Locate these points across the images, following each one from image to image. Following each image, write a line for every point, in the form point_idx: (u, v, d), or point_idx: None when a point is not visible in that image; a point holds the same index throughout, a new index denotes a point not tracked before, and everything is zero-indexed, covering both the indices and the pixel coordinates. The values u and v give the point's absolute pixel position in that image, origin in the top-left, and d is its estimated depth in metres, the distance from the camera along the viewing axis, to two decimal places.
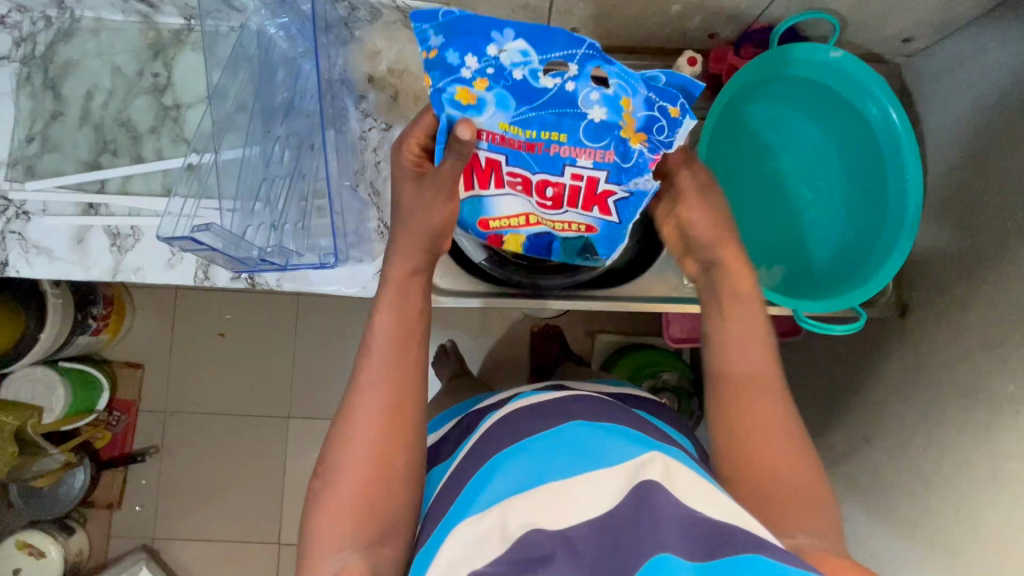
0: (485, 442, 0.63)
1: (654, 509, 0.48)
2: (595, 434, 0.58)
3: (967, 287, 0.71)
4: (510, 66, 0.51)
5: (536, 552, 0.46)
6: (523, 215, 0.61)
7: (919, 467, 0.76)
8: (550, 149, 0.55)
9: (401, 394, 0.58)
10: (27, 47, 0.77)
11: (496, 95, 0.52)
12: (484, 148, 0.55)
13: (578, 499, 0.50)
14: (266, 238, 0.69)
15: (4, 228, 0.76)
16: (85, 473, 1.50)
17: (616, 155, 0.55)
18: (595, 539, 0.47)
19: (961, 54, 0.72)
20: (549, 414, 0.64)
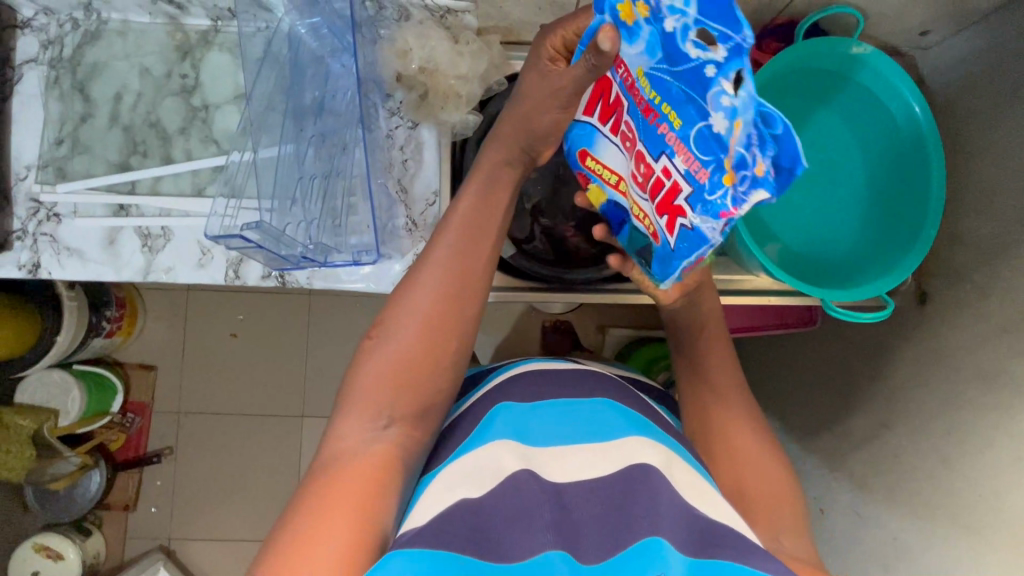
0: (505, 388, 0.64)
1: (655, 495, 0.50)
2: (613, 408, 0.60)
3: (986, 274, 0.73)
4: (666, 10, 0.42)
5: (531, 500, 0.49)
6: (619, 175, 0.56)
7: (939, 451, 0.78)
8: (660, 125, 0.47)
9: (439, 329, 0.55)
10: (54, 49, 0.78)
11: (648, 35, 0.44)
12: (617, 82, 0.52)
13: (582, 463, 0.54)
14: (304, 235, 0.70)
15: (37, 231, 0.77)
16: (101, 476, 1.51)
17: (706, 179, 0.45)
18: (590, 505, 0.51)
19: (977, 47, 0.74)
20: (573, 379, 0.66)
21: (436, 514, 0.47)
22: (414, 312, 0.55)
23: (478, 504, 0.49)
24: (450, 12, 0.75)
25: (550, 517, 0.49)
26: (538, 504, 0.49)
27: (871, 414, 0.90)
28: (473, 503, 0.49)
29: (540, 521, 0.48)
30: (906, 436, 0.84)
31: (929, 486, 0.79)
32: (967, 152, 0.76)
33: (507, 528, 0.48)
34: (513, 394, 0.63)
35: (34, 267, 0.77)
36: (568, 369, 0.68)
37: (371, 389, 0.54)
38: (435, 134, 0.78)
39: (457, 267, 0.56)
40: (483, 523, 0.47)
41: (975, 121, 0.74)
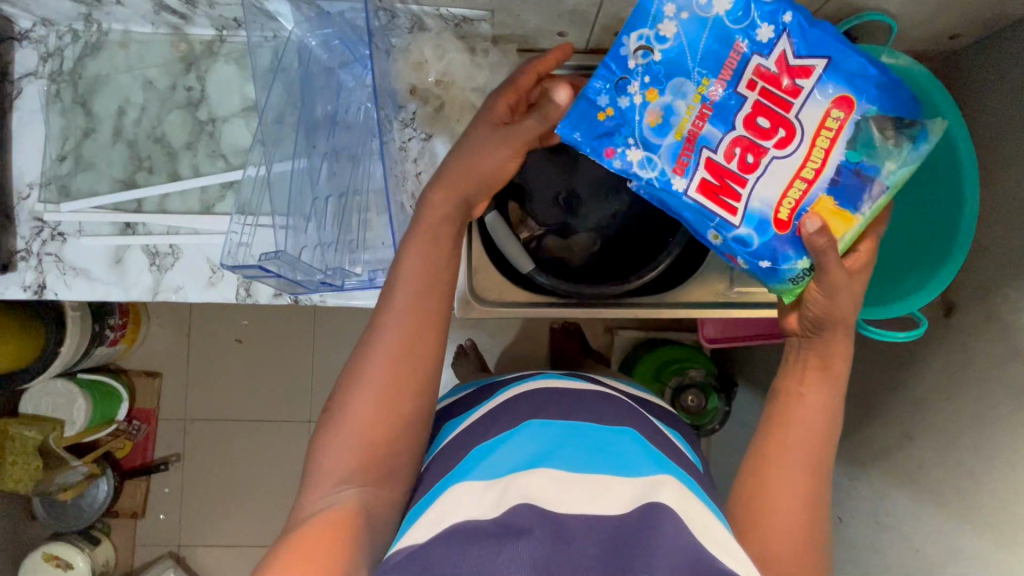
0: (505, 411, 0.64)
1: (654, 536, 0.47)
2: (620, 437, 0.58)
3: (1018, 286, 0.71)
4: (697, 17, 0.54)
5: (521, 528, 0.47)
6: (796, 177, 0.56)
7: (965, 466, 0.76)
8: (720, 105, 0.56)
9: (408, 368, 0.55)
10: (54, 62, 0.75)
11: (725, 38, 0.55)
12: (811, 96, 0.55)
13: (581, 494, 0.51)
14: (318, 258, 0.67)
15: (41, 251, 0.75)
16: (108, 483, 1.49)
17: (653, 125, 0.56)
18: (585, 539, 0.47)
19: (1010, 50, 0.71)
20: (579, 403, 0.64)
21: (425, 540, 0.48)
22: (381, 352, 0.55)
23: (465, 531, 0.47)
24: (464, 21, 0.71)
25: (539, 550, 0.46)
26: (530, 531, 0.47)
27: (895, 424, 0.89)
28: (458, 531, 0.47)
29: (529, 552, 0.46)
30: (930, 448, 0.82)
31: (954, 501, 0.78)
32: (999, 161, 0.73)
33: (494, 561, 0.45)
34: (513, 417, 0.62)
35: (39, 288, 0.75)
36: (573, 392, 0.66)
37: (344, 435, 0.54)
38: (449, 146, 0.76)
39: (432, 277, 0.57)
40: (467, 552, 0.45)
41: (1008, 129, 0.72)
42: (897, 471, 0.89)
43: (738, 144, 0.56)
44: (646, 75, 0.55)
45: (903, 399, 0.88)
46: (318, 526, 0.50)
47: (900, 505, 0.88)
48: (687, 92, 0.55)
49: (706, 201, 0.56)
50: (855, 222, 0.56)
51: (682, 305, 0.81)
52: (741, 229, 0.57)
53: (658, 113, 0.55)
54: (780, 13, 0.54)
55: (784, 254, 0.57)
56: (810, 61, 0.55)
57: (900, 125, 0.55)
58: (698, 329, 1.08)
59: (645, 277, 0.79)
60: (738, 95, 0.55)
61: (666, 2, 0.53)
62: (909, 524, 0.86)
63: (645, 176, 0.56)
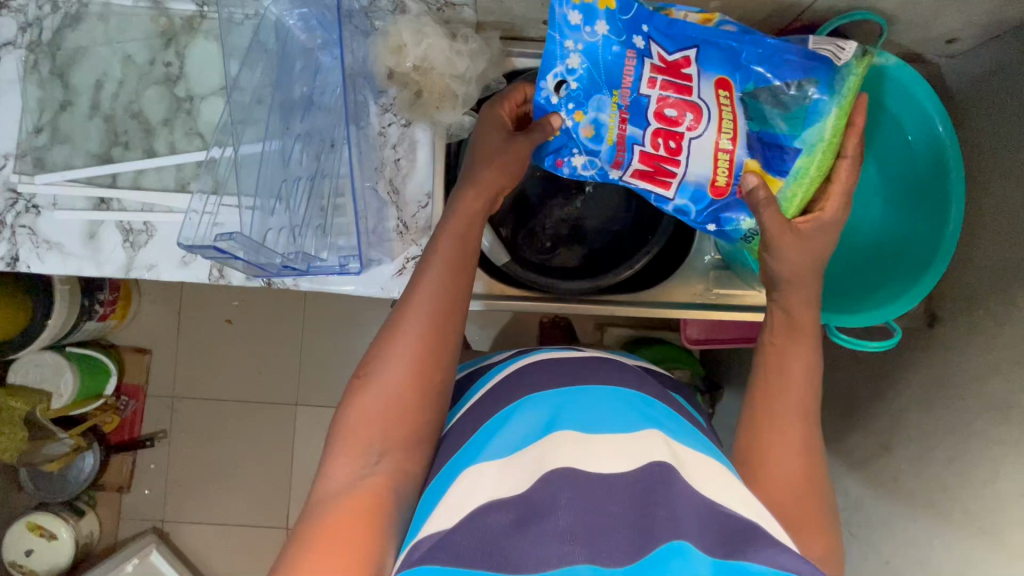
0: (509, 384, 0.61)
1: (676, 497, 0.46)
2: (636, 400, 0.56)
3: (1002, 301, 0.69)
4: (580, 47, 0.60)
5: (545, 500, 0.46)
6: (717, 156, 0.61)
7: (940, 479, 0.75)
8: (631, 104, 0.62)
9: (440, 341, 0.56)
10: (33, 32, 0.74)
11: (606, 46, 0.60)
12: (702, 87, 0.61)
13: (602, 458, 0.49)
14: (287, 243, 0.67)
15: (15, 223, 0.74)
16: (94, 457, 1.50)
17: (591, 137, 0.63)
18: (608, 503, 0.46)
19: (1008, 57, 0.69)
20: (586, 369, 0.62)
21: (451, 524, 0.45)
22: (410, 324, 0.56)
23: (487, 512, 0.45)
24: (447, 6, 0.72)
25: (565, 519, 0.44)
26: (553, 505, 0.45)
27: (874, 434, 0.87)
28: (483, 512, 0.45)
29: (555, 525, 0.44)
30: (907, 459, 0.81)
31: (928, 515, 0.76)
32: (990, 171, 0.71)
33: (523, 538, 0.44)
34: (520, 389, 0.59)
35: (12, 261, 0.75)
36: (579, 360, 0.63)
37: (371, 409, 0.54)
38: (429, 133, 0.74)
39: (453, 263, 0.58)
40: (491, 530, 0.44)
41: (1001, 137, 0.70)
42: (874, 483, 0.87)
43: (659, 135, 0.62)
44: (569, 102, 0.62)
45: (883, 410, 0.86)
46: (348, 506, 0.50)
47: (875, 516, 0.86)
48: (604, 104, 0.62)
49: (645, 186, 0.64)
50: (782, 184, 0.60)
51: (660, 305, 0.78)
52: (677, 201, 0.64)
53: (590, 127, 0.63)
54: (639, 25, 0.60)
55: (726, 215, 0.64)
56: (682, 54, 0.60)
57: (783, 90, 0.60)
58: (681, 329, 1.06)
59: (620, 275, 0.78)
60: (643, 95, 0.61)
61: (564, 39, 0.60)
62: (883, 536, 0.84)
63: (593, 176, 0.66)
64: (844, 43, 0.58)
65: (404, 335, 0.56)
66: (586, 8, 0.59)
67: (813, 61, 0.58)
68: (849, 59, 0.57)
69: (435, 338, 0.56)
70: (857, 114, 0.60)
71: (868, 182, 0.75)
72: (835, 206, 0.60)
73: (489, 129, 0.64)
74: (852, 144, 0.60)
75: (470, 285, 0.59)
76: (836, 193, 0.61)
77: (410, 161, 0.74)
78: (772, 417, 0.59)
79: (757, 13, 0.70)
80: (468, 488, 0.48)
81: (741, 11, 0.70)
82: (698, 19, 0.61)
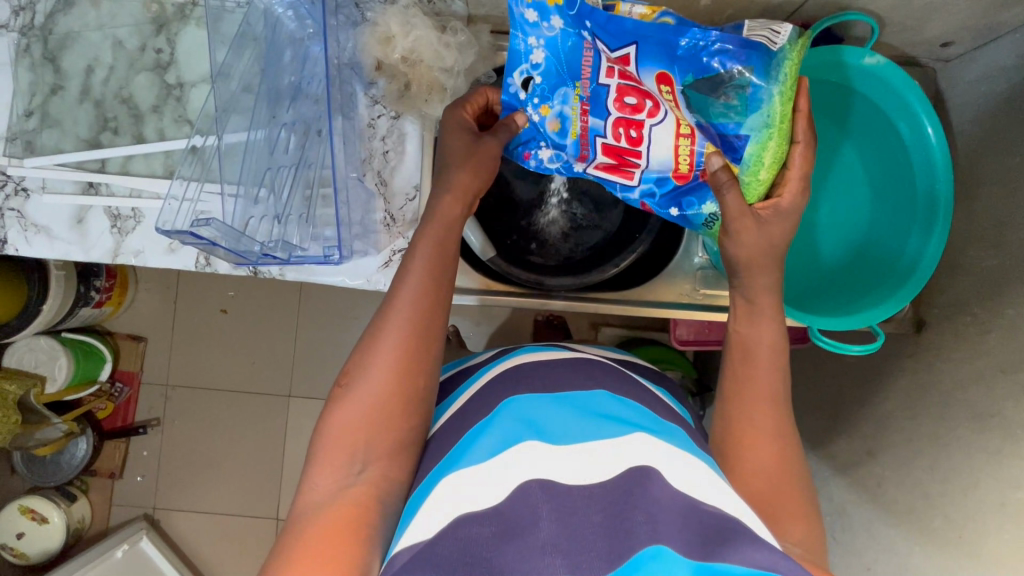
0: (492, 388, 0.61)
1: (655, 499, 0.45)
2: (615, 403, 0.57)
3: (990, 307, 0.68)
4: (537, 41, 0.60)
5: (527, 515, 0.44)
6: (675, 144, 0.60)
7: (922, 486, 0.74)
8: (589, 95, 0.61)
9: (421, 345, 0.56)
10: (26, 16, 0.75)
11: (559, 39, 0.59)
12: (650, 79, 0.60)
13: (583, 465, 0.49)
14: (269, 230, 0.67)
15: (3, 205, 0.75)
16: (88, 443, 1.50)
17: (557, 131, 0.63)
18: (588, 511, 0.45)
19: (1001, 62, 0.68)
20: (565, 372, 0.61)
21: (434, 534, 0.44)
22: (394, 328, 0.56)
23: (466, 525, 0.44)
24: None
25: (548, 530, 0.43)
26: (534, 518, 0.44)
27: (858, 440, 0.87)
28: (465, 523, 0.44)
29: (536, 539, 0.43)
30: (891, 466, 0.80)
31: (909, 523, 0.76)
32: (980, 177, 0.71)
33: (502, 549, 0.42)
34: (500, 393, 0.59)
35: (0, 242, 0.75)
36: (561, 361, 0.64)
37: (356, 418, 0.54)
38: (418, 126, 0.75)
39: (433, 267, 0.58)
40: (473, 541, 0.43)
41: (992, 143, 0.69)
42: (858, 488, 0.86)
43: (620, 125, 0.61)
44: (535, 96, 0.62)
45: (868, 415, 0.85)
46: (334, 514, 0.50)
47: (857, 522, 0.85)
48: (566, 96, 0.61)
49: (608, 177, 0.64)
50: (740, 171, 0.60)
51: (646, 305, 0.78)
52: (641, 187, 0.64)
53: (556, 120, 0.62)
54: (582, 20, 0.59)
55: (689, 199, 0.63)
56: (624, 51, 0.60)
57: (723, 81, 0.59)
58: (670, 329, 1.05)
59: (606, 272, 0.78)
60: (602, 85, 0.60)
61: (525, 36, 0.59)
62: (866, 542, 0.83)
63: (559, 168, 0.67)
64: (779, 27, 0.56)
65: (388, 340, 0.56)
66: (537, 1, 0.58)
67: (747, 48, 0.58)
68: (785, 42, 0.56)
69: (409, 340, 0.56)
70: (800, 98, 0.59)
71: (855, 184, 0.74)
72: (793, 192, 0.61)
73: (456, 132, 0.64)
74: (802, 129, 0.60)
75: (453, 285, 0.60)
76: (794, 178, 0.61)
77: (398, 154, 0.74)
78: (747, 417, 0.58)
79: (748, 12, 0.70)
80: (445, 496, 0.48)
81: (731, 9, 0.69)
82: (644, 13, 0.59)
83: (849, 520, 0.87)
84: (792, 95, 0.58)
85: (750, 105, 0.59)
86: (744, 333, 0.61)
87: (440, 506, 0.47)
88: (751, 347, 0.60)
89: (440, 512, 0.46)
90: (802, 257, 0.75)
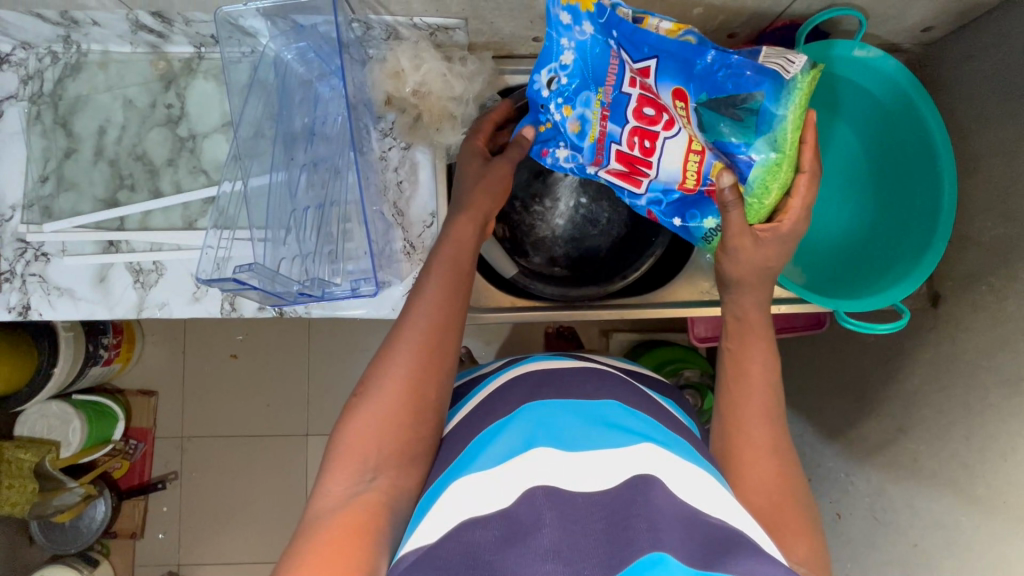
0: (500, 397, 0.61)
1: (659, 509, 0.45)
2: (622, 412, 0.56)
3: (1004, 275, 0.71)
4: (567, 46, 0.61)
5: (531, 519, 0.44)
6: (692, 149, 0.63)
7: (959, 457, 0.75)
8: (610, 107, 0.63)
9: (431, 362, 0.56)
10: (34, 84, 0.76)
11: (586, 49, 0.61)
12: (665, 90, 0.63)
13: (590, 474, 0.49)
14: (300, 270, 0.69)
15: (25, 271, 0.75)
16: (106, 504, 1.47)
17: (575, 134, 0.66)
18: (591, 518, 0.45)
19: (983, 42, 0.71)
20: (575, 381, 0.62)
21: (437, 539, 0.44)
22: (404, 347, 0.56)
23: (471, 529, 0.44)
24: (440, 30, 0.72)
25: (550, 536, 0.43)
26: (539, 520, 0.44)
27: (889, 418, 0.88)
28: (468, 526, 0.44)
29: (539, 543, 0.43)
30: (925, 440, 0.81)
31: (951, 495, 0.76)
32: (977, 152, 0.74)
33: (504, 548, 0.43)
34: (507, 403, 0.59)
35: (24, 309, 0.75)
36: (571, 370, 0.64)
37: (368, 426, 0.54)
38: (429, 155, 0.76)
39: (444, 290, 0.59)
40: (476, 544, 0.43)
41: (987, 118, 0.72)
42: (895, 467, 0.86)
43: (635, 134, 0.64)
44: (558, 97, 0.64)
45: (896, 392, 0.87)
46: (341, 524, 0.49)
47: (898, 500, 0.85)
48: (588, 100, 0.63)
49: (619, 183, 0.69)
50: (745, 190, 0.62)
51: (669, 305, 0.79)
52: (648, 195, 0.68)
53: (576, 123, 0.65)
54: (610, 31, 0.61)
55: (693, 211, 0.68)
56: (644, 63, 0.63)
57: (736, 101, 0.60)
58: (689, 328, 1.07)
59: (630, 279, 0.81)
60: (625, 93, 0.62)
61: (559, 37, 0.61)
62: (909, 518, 0.83)
63: (573, 168, 0.70)
64: (794, 57, 0.58)
65: (399, 355, 0.56)
66: (572, 5, 0.59)
67: (762, 74, 0.59)
68: (798, 72, 0.57)
69: (420, 355, 0.56)
70: (807, 131, 0.61)
71: (857, 173, 0.78)
72: (795, 219, 0.62)
73: (472, 157, 0.69)
74: (808, 159, 0.61)
75: (468, 302, 0.60)
76: (795, 207, 0.63)
77: (412, 183, 0.76)
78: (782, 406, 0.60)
79: (738, 17, 0.73)
80: (450, 502, 0.47)
81: (723, 16, 0.72)
82: (670, 28, 0.62)
83: (888, 499, 0.87)
84: (801, 124, 0.59)
85: (761, 129, 0.60)
86: (736, 350, 0.62)
87: (446, 511, 0.47)
88: (743, 364, 0.62)
89: (445, 518, 0.46)
90: (831, 247, 0.79)
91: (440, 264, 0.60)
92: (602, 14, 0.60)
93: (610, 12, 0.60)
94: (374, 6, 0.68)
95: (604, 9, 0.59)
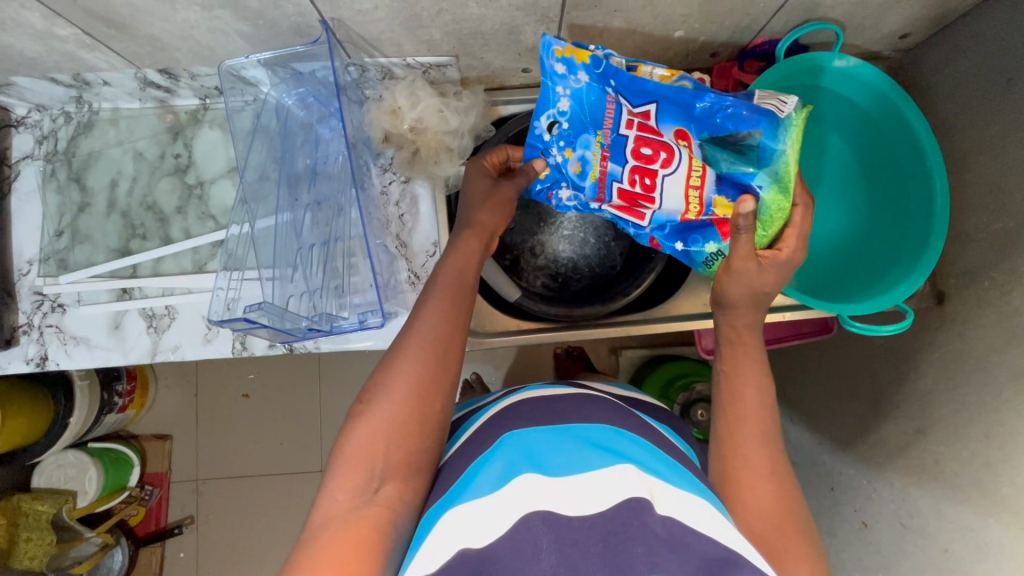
0: (496, 424, 0.61)
1: (654, 531, 0.45)
2: (615, 436, 0.56)
3: (1005, 271, 0.71)
4: (563, 96, 0.65)
5: (527, 546, 0.44)
6: (688, 184, 0.64)
7: (980, 456, 0.74)
8: (610, 149, 0.66)
9: (428, 396, 0.56)
10: (49, 143, 0.79)
11: (582, 100, 0.64)
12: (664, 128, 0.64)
13: (585, 496, 0.48)
14: (308, 306, 0.70)
15: (42, 323, 0.77)
16: (123, 553, 1.45)
17: (578, 174, 0.69)
18: (588, 542, 0.44)
19: (959, 45, 0.73)
20: (571, 407, 0.61)
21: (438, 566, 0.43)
22: (406, 362, 0.57)
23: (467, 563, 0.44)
24: (433, 68, 0.76)
25: (548, 561, 0.43)
26: (536, 546, 0.44)
27: (906, 420, 0.86)
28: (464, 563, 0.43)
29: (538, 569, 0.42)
30: (944, 441, 0.80)
31: (977, 495, 0.74)
32: (964, 150, 0.75)
33: (508, 564, 0.43)
34: (504, 427, 0.59)
35: (41, 360, 0.77)
36: (565, 397, 0.64)
37: (358, 458, 0.53)
38: (428, 187, 0.79)
39: (441, 328, 0.58)
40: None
41: (971, 117, 0.73)
42: (917, 471, 0.84)
43: (636, 172, 0.66)
44: (560, 140, 0.67)
45: (911, 392, 0.86)
46: (328, 552, 0.47)
47: (922, 506, 0.83)
48: (588, 143, 0.67)
49: (622, 216, 0.71)
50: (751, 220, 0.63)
51: (672, 319, 0.80)
52: (652, 226, 0.69)
53: (577, 164, 0.68)
54: (606, 80, 0.64)
55: (694, 236, 0.68)
56: (644, 107, 0.65)
57: (736, 137, 0.62)
58: (696, 342, 1.07)
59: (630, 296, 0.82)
60: (622, 134, 0.65)
61: (555, 85, 0.64)
62: (937, 523, 0.81)
63: (576, 205, 0.74)
64: (785, 97, 0.60)
65: (407, 365, 0.56)
66: (566, 56, 0.62)
67: (758, 113, 0.60)
68: (792, 110, 0.59)
69: (412, 392, 0.55)
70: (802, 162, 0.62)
71: (847, 180, 0.79)
72: (794, 245, 0.64)
73: (479, 178, 0.70)
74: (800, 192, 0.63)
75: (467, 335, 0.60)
76: (794, 235, 0.64)
77: (414, 216, 0.78)
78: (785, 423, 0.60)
79: (719, 37, 0.75)
80: (447, 530, 0.47)
81: (704, 37, 0.75)
82: (663, 75, 0.65)
83: (913, 505, 0.85)
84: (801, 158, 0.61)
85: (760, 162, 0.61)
86: (730, 371, 0.63)
87: (442, 539, 0.46)
88: (741, 388, 0.62)
89: (444, 543, 0.45)
90: (830, 254, 0.79)
91: (442, 286, 0.61)
92: (597, 65, 0.63)
93: (603, 65, 0.63)
94: (369, 50, 0.72)
95: (596, 62, 0.63)
